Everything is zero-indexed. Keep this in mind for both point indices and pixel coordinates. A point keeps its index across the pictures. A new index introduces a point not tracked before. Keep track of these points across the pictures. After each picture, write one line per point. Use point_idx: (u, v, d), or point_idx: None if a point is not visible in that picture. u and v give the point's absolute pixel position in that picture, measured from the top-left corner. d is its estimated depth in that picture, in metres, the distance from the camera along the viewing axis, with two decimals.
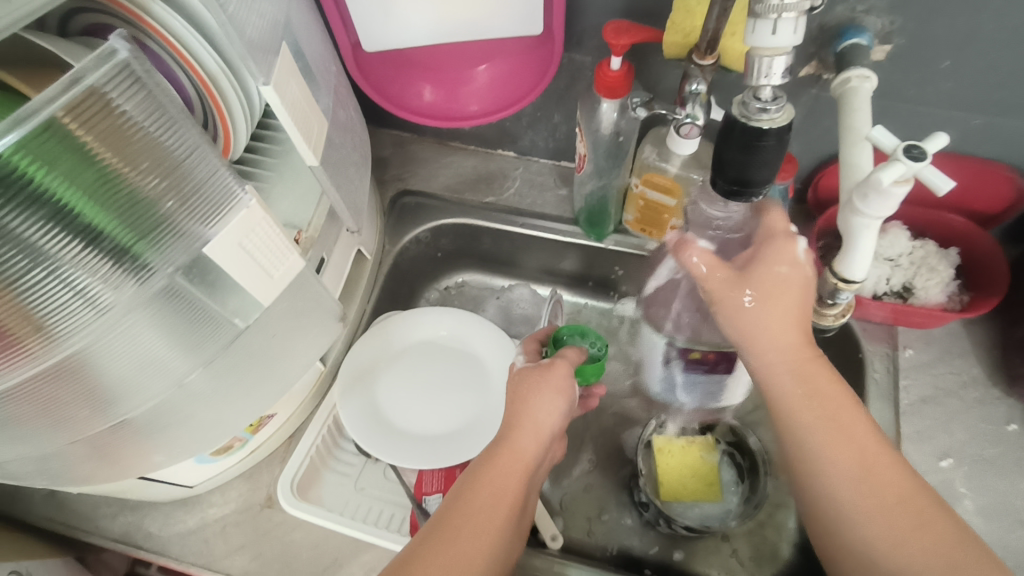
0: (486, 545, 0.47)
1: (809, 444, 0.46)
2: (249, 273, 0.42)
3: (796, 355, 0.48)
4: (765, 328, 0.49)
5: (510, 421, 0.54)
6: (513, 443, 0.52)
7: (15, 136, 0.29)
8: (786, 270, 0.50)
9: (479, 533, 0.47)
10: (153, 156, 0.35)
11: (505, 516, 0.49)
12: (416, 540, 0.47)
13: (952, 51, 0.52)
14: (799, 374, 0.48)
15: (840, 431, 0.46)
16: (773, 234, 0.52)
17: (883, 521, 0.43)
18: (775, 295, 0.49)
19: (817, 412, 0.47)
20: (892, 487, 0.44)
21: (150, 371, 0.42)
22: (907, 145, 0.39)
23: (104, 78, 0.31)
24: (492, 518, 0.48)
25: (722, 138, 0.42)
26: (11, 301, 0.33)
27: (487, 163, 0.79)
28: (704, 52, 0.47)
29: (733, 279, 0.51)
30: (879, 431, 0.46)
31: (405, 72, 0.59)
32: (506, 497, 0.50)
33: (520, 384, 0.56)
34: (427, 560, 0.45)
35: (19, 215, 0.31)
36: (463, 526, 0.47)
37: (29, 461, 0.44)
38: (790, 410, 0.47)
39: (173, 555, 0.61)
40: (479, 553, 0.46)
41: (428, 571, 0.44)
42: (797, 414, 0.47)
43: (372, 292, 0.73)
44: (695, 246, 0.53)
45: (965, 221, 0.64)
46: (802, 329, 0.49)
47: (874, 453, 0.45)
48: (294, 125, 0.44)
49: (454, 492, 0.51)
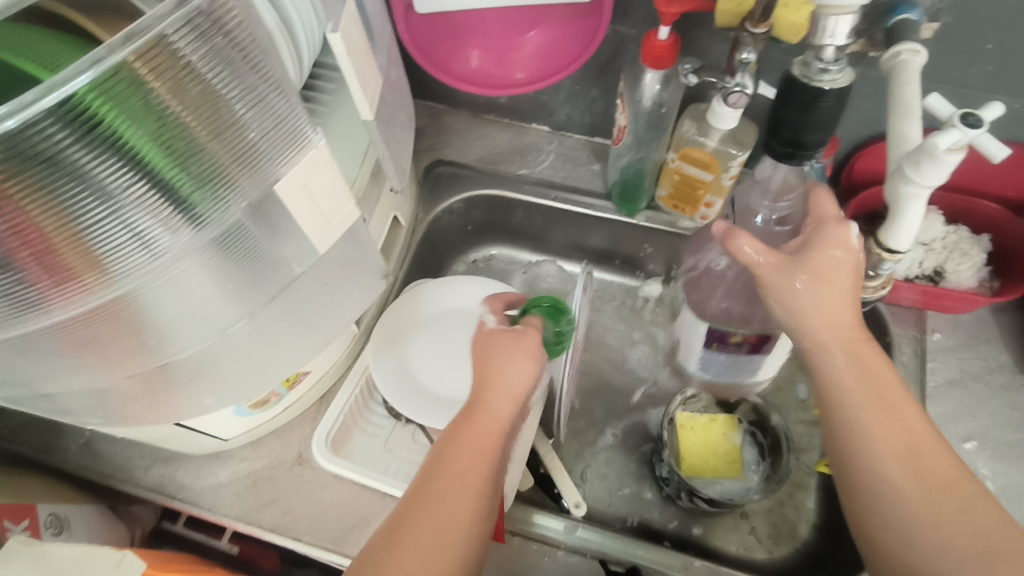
0: (470, 508, 0.46)
1: (856, 421, 0.46)
2: (311, 216, 0.43)
3: (830, 327, 0.48)
4: (814, 307, 0.48)
5: (480, 382, 0.51)
6: (485, 405, 0.50)
7: (89, 76, 0.30)
8: (841, 254, 0.49)
9: (466, 497, 0.46)
10: (218, 103, 0.36)
11: (488, 479, 0.48)
12: (405, 503, 0.47)
13: (999, 32, 0.52)
14: (849, 353, 0.48)
15: (889, 412, 0.46)
16: (825, 220, 0.51)
17: (923, 502, 0.43)
18: (825, 277, 0.48)
19: (866, 389, 0.47)
20: (936, 470, 0.44)
21: (200, 317, 0.43)
22: (963, 112, 0.40)
23: (174, 26, 0.32)
24: (477, 480, 0.47)
25: (782, 99, 0.48)
26: (73, 236, 0.34)
27: (521, 136, 0.80)
28: (758, 20, 0.48)
29: (787, 264, 0.49)
30: (927, 417, 0.47)
31: (454, 38, 0.62)
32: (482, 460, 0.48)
33: (492, 345, 0.53)
34: (416, 524, 0.45)
35: (86, 151, 0.32)
36: (447, 490, 0.46)
37: (85, 394, 0.45)
38: (845, 384, 0.47)
39: (205, 506, 0.62)
40: (466, 518, 0.46)
41: (417, 535, 0.45)
42: (850, 389, 0.47)
43: (405, 259, 0.74)
44: (744, 233, 0.49)
45: (998, 208, 0.65)
46: (852, 307, 0.49)
47: (920, 437, 0.45)
48: (354, 75, 0.45)
49: (433, 451, 0.49)
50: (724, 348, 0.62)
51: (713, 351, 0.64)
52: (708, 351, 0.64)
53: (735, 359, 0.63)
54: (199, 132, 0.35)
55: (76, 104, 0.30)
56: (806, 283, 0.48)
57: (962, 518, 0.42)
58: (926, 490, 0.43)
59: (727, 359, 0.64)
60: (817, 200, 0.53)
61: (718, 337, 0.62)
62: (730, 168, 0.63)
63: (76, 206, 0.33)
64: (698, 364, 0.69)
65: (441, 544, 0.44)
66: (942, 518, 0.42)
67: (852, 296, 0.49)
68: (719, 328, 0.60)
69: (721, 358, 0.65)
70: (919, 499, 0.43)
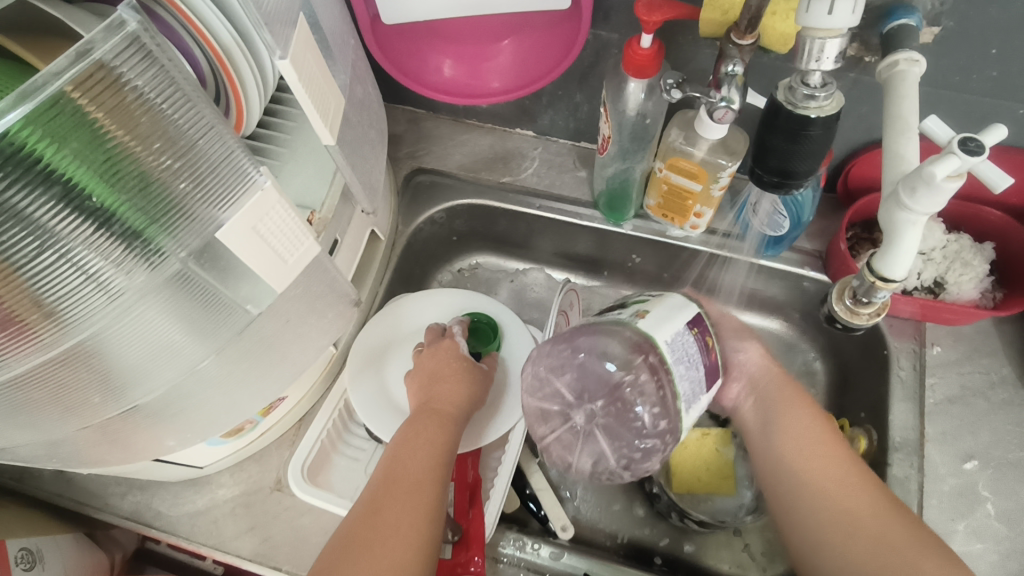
0: (430, 505, 0.51)
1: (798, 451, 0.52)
2: (263, 257, 0.40)
3: (777, 380, 0.57)
4: (762, 363, 0.58)
5: (427, 394, 0.59)
6: (433, 411, 0.57)
7: (22, 111, 0.27)
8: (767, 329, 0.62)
9: (421, 499, 0.50)
10: (166, 134, 0.33)
11: (438, 485, 0.52)
12: (365, 501, 0.51)
13: (1003, 37, 0.48)
14: (789, 398, 0.56)
15: (824, 448, 0.52)
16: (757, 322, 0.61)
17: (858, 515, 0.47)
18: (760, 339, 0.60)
19: (801, 430, 0.53)
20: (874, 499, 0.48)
21: (163, 357, 0.40)
22: (963, 137, 0.37)
23: (115, 50, 0.29)
24: (432, 482, 0.52)
25: (769, 122, 0.45)
26: (20, 287, 0.31)
27: (504, 141, 0.77)
28: (744, 31, 0.45)
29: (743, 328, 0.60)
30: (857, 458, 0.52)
31: (427, 46, 0.59)
32: (435, 469, 0.53)
33: (436, 355, 0.63)
34: (385, 517, 0.49)
35: (26, 193, 0.29)
36: (404, 490, 0.51)
37: (39, 446, 0.43)
38: (780, 424, 0.54)
39: (183, 535, 0.61)
40: (423, 516, 0.50)
41: (385, 524, 0.49)
42: (786, 429, 0.54)
43: (385, 273, 0.71)
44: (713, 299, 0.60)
45: (1002, 215, 0.62)
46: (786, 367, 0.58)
47: (855, 470, 0.50)
48: (308, 99, 0.42)
49: (386, 460, 0.54)
50: (700, 339, 0.47)
51: (689, 335, 0.46)
52: (691, 333, 0.46)
53: (700, 364, 0.46)
54: (148, 166, 0.33)
55: (10, 143, 0.27)
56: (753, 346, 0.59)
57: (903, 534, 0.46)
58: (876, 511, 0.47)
59: (694, 355, 0.46)
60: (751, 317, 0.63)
61: (698, 322, 0.48)
62: (720, 179, 0.59)
63: (20, 256, 0.30)
64: (668, 344, 0.45)
65: (409, 537, 0.48)
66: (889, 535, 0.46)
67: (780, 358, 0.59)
68: (701, 315, 0.48)
69: (693, 350, 0.46)
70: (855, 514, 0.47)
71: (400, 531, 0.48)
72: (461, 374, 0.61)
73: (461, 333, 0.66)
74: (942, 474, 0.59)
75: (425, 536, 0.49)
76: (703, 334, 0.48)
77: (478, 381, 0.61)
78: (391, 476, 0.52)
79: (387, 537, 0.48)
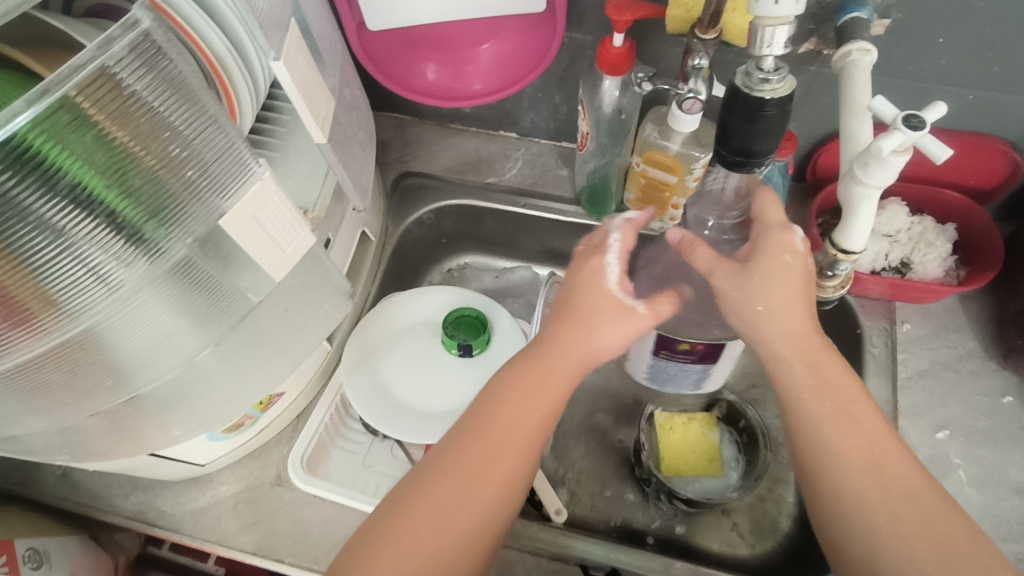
0: (485, 496, 0.47)
1: (820, 432, 0.47)
2: (262, 246, 0.43)
3: (791, 339, 0.48)
4: (772, 319, 0.48)
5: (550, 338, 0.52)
6: (545, 372, 0.50)
7: (30, 113, 0.29)
8: (792, 259, 0.49)
9: (474, 486, 0.47)
10: (165, 133, 0.35)
11: (503, 475, 0.47)
12: (413, 476, 0.48)
13: (948, 26, 0.52)
14: (806, 362, 0.48)
15: (851, 427, 0.47)
16: (769, 226, 0.51)
17: (889, 513, 0.44)
18: (776, 281, 0.48)
19: (827, 405, 0.47)
20: (897, 484, 0.45)
21: (164, 348, 0.42)
22: (907, 114, 0.40)
23: (115, 57, 0.31)
24: (497, 471, 0.47)
25: (728, 107, 0.49)
26: (27, 278, 0.33)
27: (489, 144, 0.80)
28: (706, 27, 0.50)
29: (739, 271, 0.50)
30: (886, 424, 0.48)
31: (411, 52, 0.62)
32: (504, 463, 0.47)
33: (586, 280, 0.52)
34: (421, 500, 0.46)
35: (33, 192, 0.31)
36: (455, 474, 0.47)
37: (50, 434, 0.45)
38: (800, 400, 0.48)
39: (186, 532, 0.62)
40: (473, 507, 0.46)
41: (422, 509, 0.46)
42: (807, 406, 0.48)
43: (376, 274, 0.74)
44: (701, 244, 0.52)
45: (961, 197, 0.66)
46: (807, 316, 0.49)
47: (882, 455, 0.46)
48: (301, 99, 0.45)
49: (456, 429, 0.50)
50: (674, 357, 0.60)
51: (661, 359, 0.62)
52: (657, 359, 0.62)
53: (686, 367, 0.61)
54: (149, 164, 0.35)
55: (18, 144, 0.29)
56: (761, 303, 0.48)
57: (923, 529, 0.43)
58: (905, 507, 0.44)
59: (674, 367, 0.62)
60: (765, 203, 0.53)
61: (666, 344, 0.58)
62: (693, 170, 0.63)
63: (29, 249, 0.32)
64: (647, 377, 0.67)
65: (446, 524, 0.45)
66: (902, 533, 0.43)
67: (807, 301, 0.50)
68: (664, 337, 0.58)
69: (670, 368, 0.62)
70: (884, 509, 0.44)
71: (446, 522, 0.45)
72: (593, 319, 0.51)
73: (617, 254, 0.53)
74: (915, 444, 0.62)
75: (467, 528, 0.46)
76: (674, 349, 0.59)
77: (630, 334, 0.51)
78: (458, 453, 0.48)
79: (405, 535, 0.45)
